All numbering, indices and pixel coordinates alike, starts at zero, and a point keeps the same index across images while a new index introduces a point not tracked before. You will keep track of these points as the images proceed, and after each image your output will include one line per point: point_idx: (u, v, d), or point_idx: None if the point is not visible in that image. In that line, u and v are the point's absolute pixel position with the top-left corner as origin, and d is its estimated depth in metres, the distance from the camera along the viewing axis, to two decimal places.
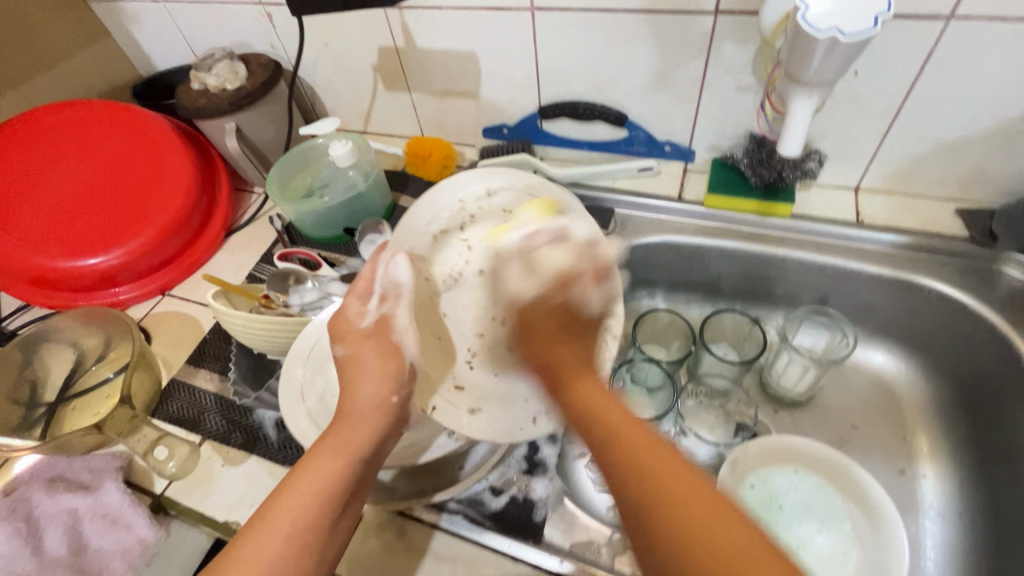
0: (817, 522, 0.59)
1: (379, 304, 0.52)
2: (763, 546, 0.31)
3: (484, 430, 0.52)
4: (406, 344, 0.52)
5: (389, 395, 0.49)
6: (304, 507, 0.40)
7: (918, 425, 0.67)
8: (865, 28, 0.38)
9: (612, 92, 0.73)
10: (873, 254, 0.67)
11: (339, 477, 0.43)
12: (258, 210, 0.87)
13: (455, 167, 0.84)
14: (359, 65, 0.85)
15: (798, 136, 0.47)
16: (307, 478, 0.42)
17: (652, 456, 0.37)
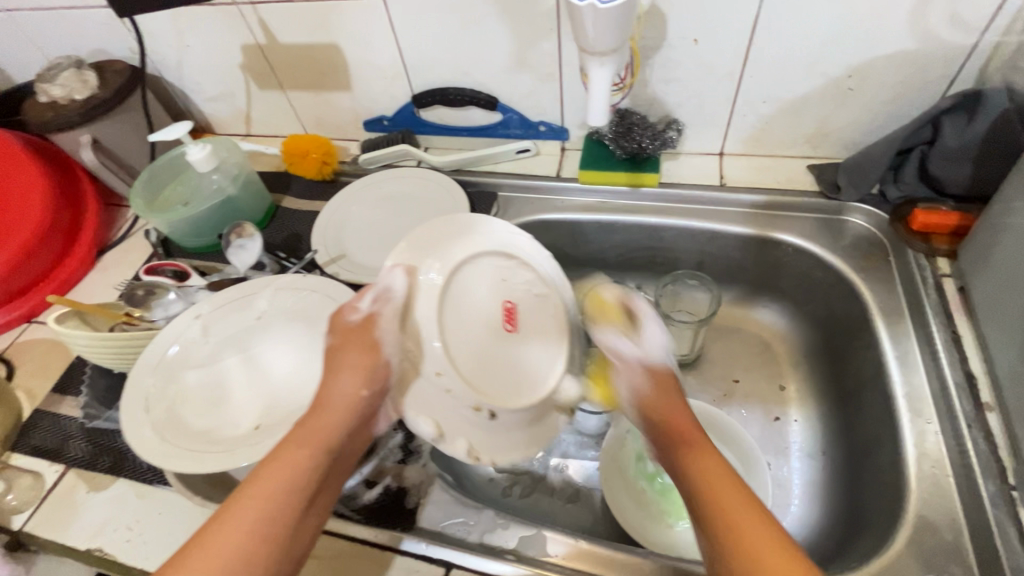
0: None
1: (372, 301, 0.47)
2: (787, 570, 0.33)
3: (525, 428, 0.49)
4: (386, 340, 0.46)
5: (360, 390, 0.45)
6: (253, 526, 0.37)
7: (789, 371, 0.71)
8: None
9: (479, 77, 0.73)
10: (737, 214, 0.70)
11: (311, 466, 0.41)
12: (134, 223, 0.83)
13: (336, 163, 0.82)
14: (226, 66, 0.82)
15: (598, 106, 0.45)
16: (269, 476, 0.40)
17: (701, 467, 0.40)
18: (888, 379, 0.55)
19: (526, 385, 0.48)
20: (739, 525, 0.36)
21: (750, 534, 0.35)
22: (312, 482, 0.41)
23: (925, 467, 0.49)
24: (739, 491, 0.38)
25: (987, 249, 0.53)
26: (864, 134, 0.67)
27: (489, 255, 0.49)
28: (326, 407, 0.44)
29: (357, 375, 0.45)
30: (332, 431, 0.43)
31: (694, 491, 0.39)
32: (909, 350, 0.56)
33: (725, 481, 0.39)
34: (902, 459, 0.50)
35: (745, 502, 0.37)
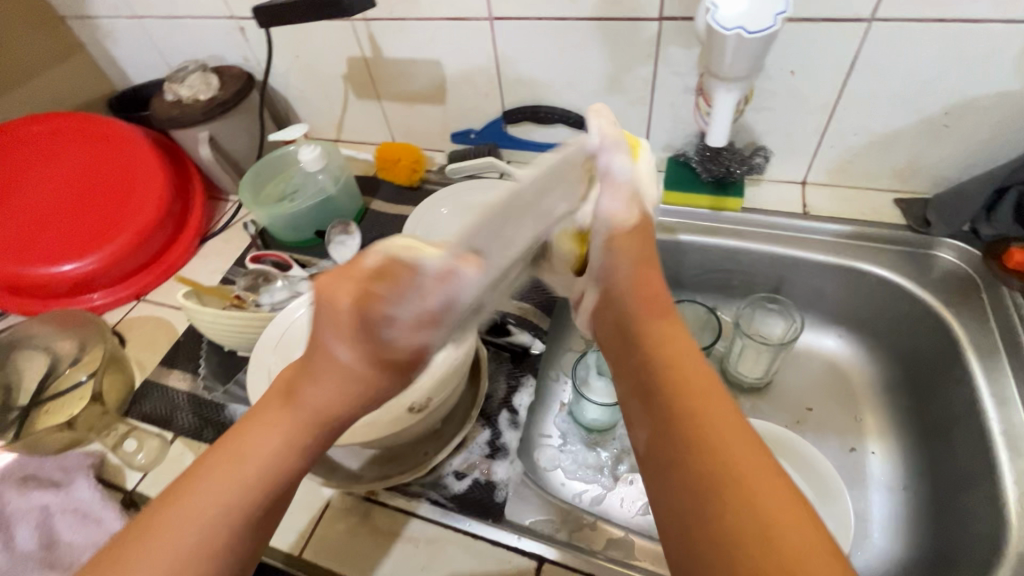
0: None
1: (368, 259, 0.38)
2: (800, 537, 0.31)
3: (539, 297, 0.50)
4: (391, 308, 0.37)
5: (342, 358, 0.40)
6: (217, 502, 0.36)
7: (865, 403, 0.70)
8: (766, 26, 0.41)
9: (571, 97, 0.76)
10: (820, 242, 0.71)
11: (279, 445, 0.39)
12: (233, 215, 0.89)
13: (424, 171, 0.87)
14: (330, 76, 0.88)
15: (721, 128, 0.48)
16: (239, 455, 0.38)
17: (660, 330, 0.44)
18: (984, 416, 0.55)
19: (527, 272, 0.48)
20: (706, 415, 0.37)
21: (710, 419, 0.37)
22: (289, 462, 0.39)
23: None
24: (740, 438, 0.36)
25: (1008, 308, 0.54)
26: (956, 171, 0.67)
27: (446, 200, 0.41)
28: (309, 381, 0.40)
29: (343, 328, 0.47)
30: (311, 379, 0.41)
31: (643, 299, 0.47)
32: (1007, 389, 0.55)
33: (706, 385, 0.39)
34: (1002, 499, 0.50)
35: (699, 363, 0.41)
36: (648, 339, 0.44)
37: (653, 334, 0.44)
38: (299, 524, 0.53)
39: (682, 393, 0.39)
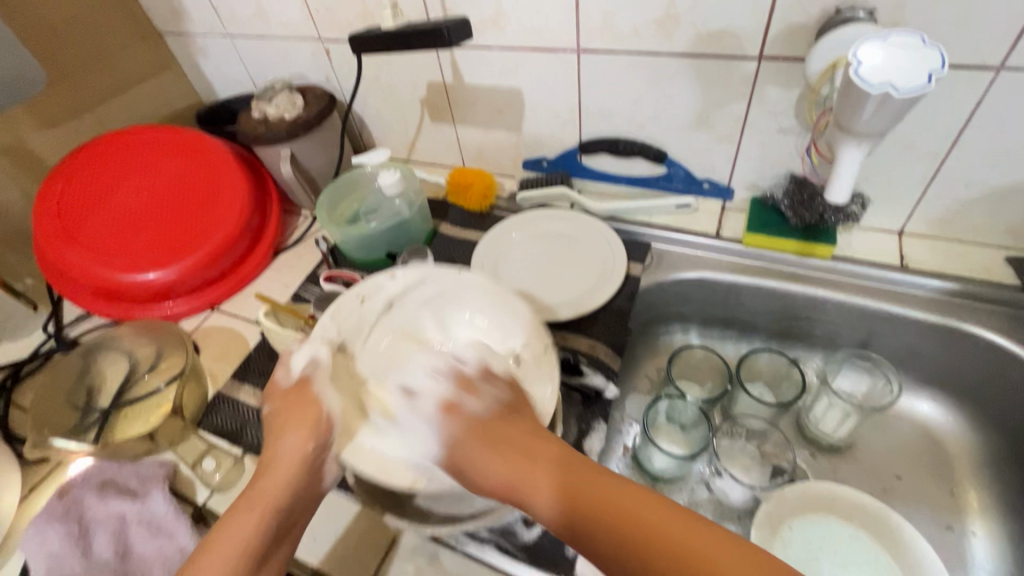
0: (835, 562, 0.59)
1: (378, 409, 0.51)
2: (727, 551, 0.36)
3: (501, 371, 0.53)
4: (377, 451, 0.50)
5: (308, 444, 0.49)
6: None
7: (965, 478, 0.65)
8: (918, 85, 0.38)
9: (653, 131, 0.74)
10: (917, 299, 0.67)
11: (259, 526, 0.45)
12: (305, 230, 0.90)
13: (494, 197, 0.86)
14: (407, 98, 0.89)
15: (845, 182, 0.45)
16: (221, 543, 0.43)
17: (550, 450, 0.45)
18: None
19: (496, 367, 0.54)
20: (641, 519, 0.39)
21: (665, 534, 0.38)
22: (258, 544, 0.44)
23: None
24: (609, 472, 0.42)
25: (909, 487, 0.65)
26: None
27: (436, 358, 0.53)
28: (279, 462, 0.49)
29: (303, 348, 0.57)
30: (279, 477, 0.48)
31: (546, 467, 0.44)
32: None
33: (635, 492, 0.40)
34: None
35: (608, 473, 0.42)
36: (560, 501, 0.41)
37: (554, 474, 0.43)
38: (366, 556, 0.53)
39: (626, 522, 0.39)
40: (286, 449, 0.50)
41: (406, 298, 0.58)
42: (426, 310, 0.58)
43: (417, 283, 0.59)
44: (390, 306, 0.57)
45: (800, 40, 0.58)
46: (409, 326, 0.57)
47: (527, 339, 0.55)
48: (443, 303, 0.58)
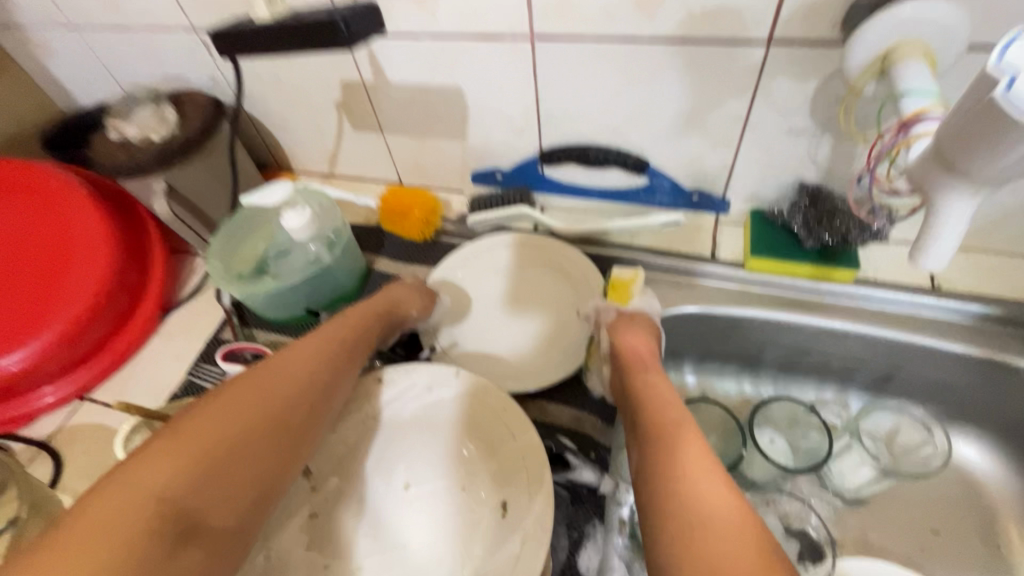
0: None
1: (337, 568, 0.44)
2: None
3: (478, 518, 0.45)
4: None
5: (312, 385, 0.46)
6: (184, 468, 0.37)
7: (1012, 528, 0.56)
8: None
9: (631, 135, 0.60)
10: (952, 326, 0.56)
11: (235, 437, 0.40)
12: (204, 278, 0.72)
13: (440, 222, 0.70)
14: (319, 102, 0.70)
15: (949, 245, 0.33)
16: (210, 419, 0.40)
17: (685, 439, 0.42)
18: None
19: (471, 515, 0.45)
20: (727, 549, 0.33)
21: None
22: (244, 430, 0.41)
23: None
24: (711, 476, 0.38)
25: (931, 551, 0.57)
26: None
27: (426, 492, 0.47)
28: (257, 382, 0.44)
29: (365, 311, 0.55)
30: (268, 386, 0.44)
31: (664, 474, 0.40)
32: None
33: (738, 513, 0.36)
34: None
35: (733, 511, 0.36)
36: (669, 512, 0.37)
37: (682, 478, 0.39)
38: None
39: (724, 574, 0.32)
40: (272, 376, 0.45)
41: (394, 412, 0.49)
42: (403, 439, 0.49)
43: (407, 391, 0.50)
44: (382, 418, 0.49)
45: (824, 20, 0.44)
46: (375, 459, 0.48)
47: (515, 482, 0.44)
48: (430, 419, 0.49)
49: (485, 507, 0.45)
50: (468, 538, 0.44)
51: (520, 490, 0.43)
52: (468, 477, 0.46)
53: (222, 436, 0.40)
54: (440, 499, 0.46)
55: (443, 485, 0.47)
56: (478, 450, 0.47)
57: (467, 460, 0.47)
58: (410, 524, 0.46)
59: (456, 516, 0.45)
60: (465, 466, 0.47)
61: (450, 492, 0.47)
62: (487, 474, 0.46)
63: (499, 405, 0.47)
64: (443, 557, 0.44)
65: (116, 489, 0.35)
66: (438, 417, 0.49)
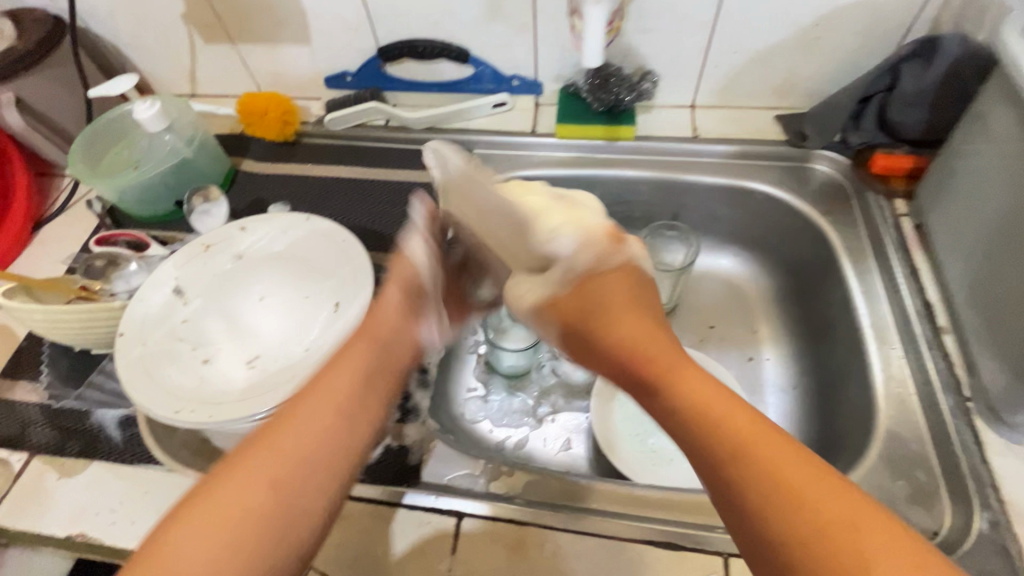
0: None
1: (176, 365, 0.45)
2: (818, 475, 0.28)
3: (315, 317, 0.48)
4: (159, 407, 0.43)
5: (396, 359, 0.42)
6: (248, 496, 0.32)
7: (762, 313, 0.74)
8: None
9: (448, 27, 0.70)
10: (710, 165, 0.72)
11: (338, 433, 0.36)
12: (73, 193, 0.75)
13: (299, 122, 0.77)
14: (165, 16, 0.74)
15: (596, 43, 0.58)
16: (297, 434, 0.35)
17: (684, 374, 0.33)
18: (857, 313, 0.58)
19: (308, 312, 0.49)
20: (687, 401, 0.32)
21: (777, 464, 0.28)
22: (338, 450, 0.35)
23: (892, 388, 0.52)
24: (737, 406, 0.31)
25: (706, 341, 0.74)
26: (830, 84, 0.69)
27: (269, 298, 0.50)
28: (343, 362, 0.40)
29: (400, 290, 0.46)
30: (348, 391, 0.38)
31: (691, 415, 0.32)
32: (874, 286, 0.59)
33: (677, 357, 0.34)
34: (871, 382, 0.54)
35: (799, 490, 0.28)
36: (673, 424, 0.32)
37: (669, 384, 0.33)
38: None
39: (829, 532, 0.26)
40: (353, 357, 0.40)
41: (256, 249, 0.53)
42: (260, 266, 0.52)
43: (271, 231, 0.54)
44: (242, 252, 0.53)
45: None
46: (235, 284, 0.51)
47: (350, 284, 0.50)
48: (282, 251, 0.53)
49: (320, 306, 0.49)
50: (303, 327, 0.48)
51: (354, 281, 0.50)
52: (312, 285, 0.51)
53: (315, 450, 0.34)
54: (284, 304, 0.50)
55: (285, 296, 0.50)
56: (320, 266, 0.52)
57: (313, 275, 0.51)
58: (241, 325, 0.48)
59: (299, 313, 0.49)
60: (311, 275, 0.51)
61: (293, 298, 0.50)
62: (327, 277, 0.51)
63: (334, 237, 0.53)
64: (275, 344, 0.47)
65: (181, 539, 0.30)
66: (295, 248, 0.53)
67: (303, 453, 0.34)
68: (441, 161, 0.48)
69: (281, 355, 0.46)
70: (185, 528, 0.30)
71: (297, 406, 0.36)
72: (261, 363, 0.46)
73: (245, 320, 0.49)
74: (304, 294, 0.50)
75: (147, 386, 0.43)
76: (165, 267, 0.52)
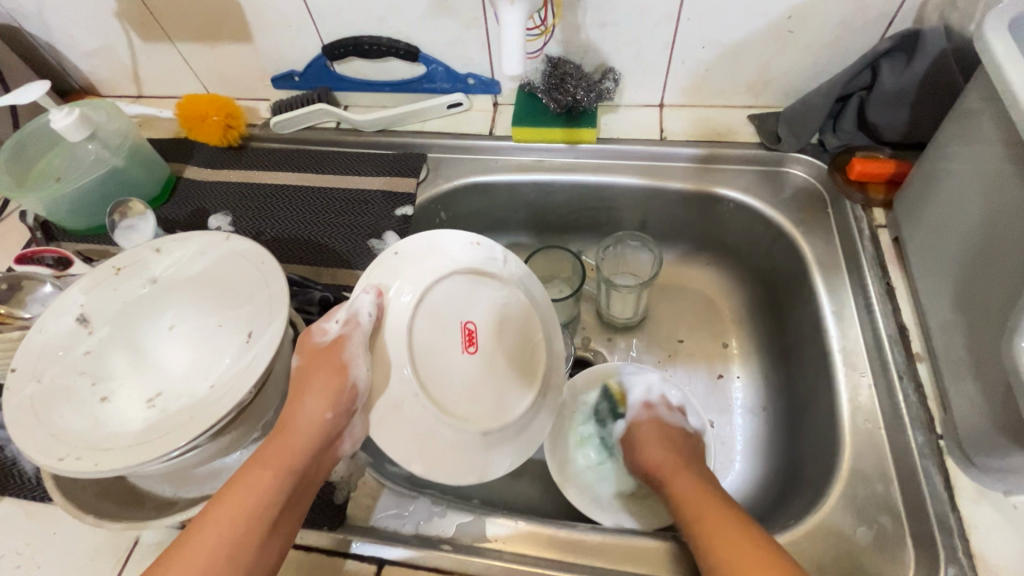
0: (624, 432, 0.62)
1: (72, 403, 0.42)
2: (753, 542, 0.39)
3: (227, 350, 0.45)
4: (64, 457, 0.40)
5: (325, 411, 0.44)
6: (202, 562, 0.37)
7: (732, 327, 0.70)
8: None
9: (394, 23, 0.65)
10: (678, 169, 0.67)
11: (261, 506, 0.40)
12: (7, 204, 0.71)
13: (243, 125, 0.73)
14: (97, 13, 0.70)
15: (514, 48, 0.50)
16: (227, 507, 0.39)
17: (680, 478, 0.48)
18: (826, 335, 0.54)
19: (221, 342, 0.45)
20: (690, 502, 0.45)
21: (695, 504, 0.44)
22: (275, 502, 0.40)
23: (859, 422, 0.48)
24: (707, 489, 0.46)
25: (674, 357, 0.69)
26: (807, 80, 0.64)
27: (180, 327, 0.46)
28: (291, 430, 0.44)
29: (322, 398, 0.45)
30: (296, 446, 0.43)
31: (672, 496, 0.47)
32: (845, 305, 0.55)
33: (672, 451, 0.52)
34: (837, 413, 0.50)
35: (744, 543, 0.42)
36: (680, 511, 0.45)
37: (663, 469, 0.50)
38: (100, 568, 0.46)
39: None
40: (302, 412, 0.45)
41: (171, 272, 0.49)
42: (175, 290, 0.48)
43: (186, 253, 0.50)
44: (155, 275, 0.49)
45: None
46: (145, 311, 0.47)
47: (266, 311, 0.46)
48: (196, 274, 0.49)
49: (234, 336, 0.45)
50: (214, 359, 0.44)
51: (270, 310, 0.46)
52: (229, 310, 0.47)
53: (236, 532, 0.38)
54: (196, 334, 0.46)
55: (197, 324, 0.46)
56: (237, 291, 0.48)
57: (228, 301, 0.47)
58: (148, 358, 0.45)
59: (212, 344, 0.45)
60: (225, 300, 0.47)
61: (205, 327, 0.46)
62: (243, 303, 0.47)
63: (255, 257, 0.49)
64: (185, 377, 0.44)
65: None
66: (213, 271, 0.49)
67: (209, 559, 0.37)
68: (456, 238, 0.53)
69: (187, 392, 0.43)
70: None
71: (193, 533, 0.38)
72: (163, 401, 0.42)
73: (153, 350, 0.45)
74: (217, 320, 0.46)
75: (34, 429, 0.40)
76: (73, 291, 0.49)
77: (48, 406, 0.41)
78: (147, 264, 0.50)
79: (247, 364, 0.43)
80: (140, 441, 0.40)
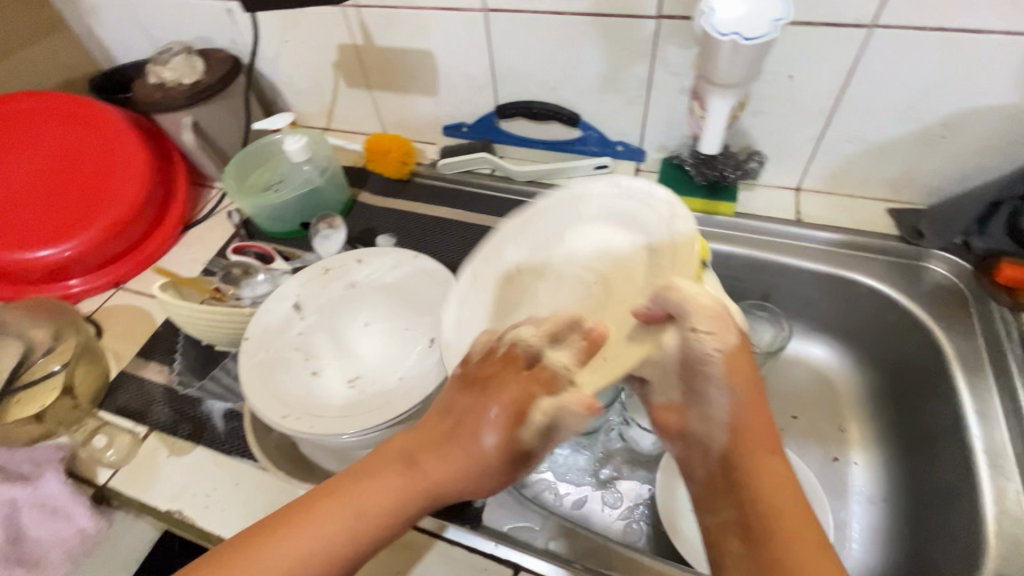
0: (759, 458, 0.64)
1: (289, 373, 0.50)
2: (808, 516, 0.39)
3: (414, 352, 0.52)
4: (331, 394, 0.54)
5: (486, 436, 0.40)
6: (331, 530, 0.38)
7: (848, 412, 0.70)
8: (763, 31, 0.49)
9: (564, 93, 0.75)
10: (812, 250, 0.70)
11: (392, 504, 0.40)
12: (217, 204, 0.86)
13: (414, 164, 0.85)
14: (319, 62, 0.85)
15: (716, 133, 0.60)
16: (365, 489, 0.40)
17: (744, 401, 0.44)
18: (967, 432, 0.54)
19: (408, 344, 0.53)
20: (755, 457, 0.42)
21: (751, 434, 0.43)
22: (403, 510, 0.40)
23: (1005, 526, 0.48)
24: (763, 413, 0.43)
25: (788, 432, 0.69)
26: (953, 183, 0.66)
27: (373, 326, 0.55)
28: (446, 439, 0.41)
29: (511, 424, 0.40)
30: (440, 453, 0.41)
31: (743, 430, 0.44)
32: (990, 406, 0.54)
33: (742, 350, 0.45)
34: (980, 513, 0.49)
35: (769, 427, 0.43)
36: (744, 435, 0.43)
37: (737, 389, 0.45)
38: None
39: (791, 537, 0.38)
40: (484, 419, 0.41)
41: (368, 278, 0.58)
42: (370, 294, 0.57)
43: (382, 264, 0.59)
44: (355, 279, 0.58)
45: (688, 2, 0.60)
46: (345, 307, 0.56)
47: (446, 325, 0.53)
48: (388, 283, 0.58)
49: (419, 341, 0.53)
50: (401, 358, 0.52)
51: None
52: (415, 318, 0.55)
53: (366, 518, 0.39)
54: (387, 333, 0.54)
55: (388, 325, 0.55)
56: (421, 303, 0.56)
57: (414, 311, 0.56)
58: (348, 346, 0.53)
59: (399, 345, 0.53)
60: (412, 309, 0.56)
61: (394, 328, 0.55)
62: (427, 313, 0.55)
63: (439, 277, 0.57)
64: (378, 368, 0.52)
65: (277, 544, 0.38)
66: (402, 283, 0.58)
67: (343, 526, 0.39)
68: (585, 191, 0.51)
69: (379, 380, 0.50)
70: (268, 549, 0.38)
71: (332, 495, 0.40)
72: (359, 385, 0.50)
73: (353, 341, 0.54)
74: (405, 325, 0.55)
75: (263, 388, 0.48)
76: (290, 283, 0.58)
77: (272, 372, 0.50)
78: (349, 270, 0.59)
79: (431, 366, 0.50)
80: (343, 414, 0.48)
